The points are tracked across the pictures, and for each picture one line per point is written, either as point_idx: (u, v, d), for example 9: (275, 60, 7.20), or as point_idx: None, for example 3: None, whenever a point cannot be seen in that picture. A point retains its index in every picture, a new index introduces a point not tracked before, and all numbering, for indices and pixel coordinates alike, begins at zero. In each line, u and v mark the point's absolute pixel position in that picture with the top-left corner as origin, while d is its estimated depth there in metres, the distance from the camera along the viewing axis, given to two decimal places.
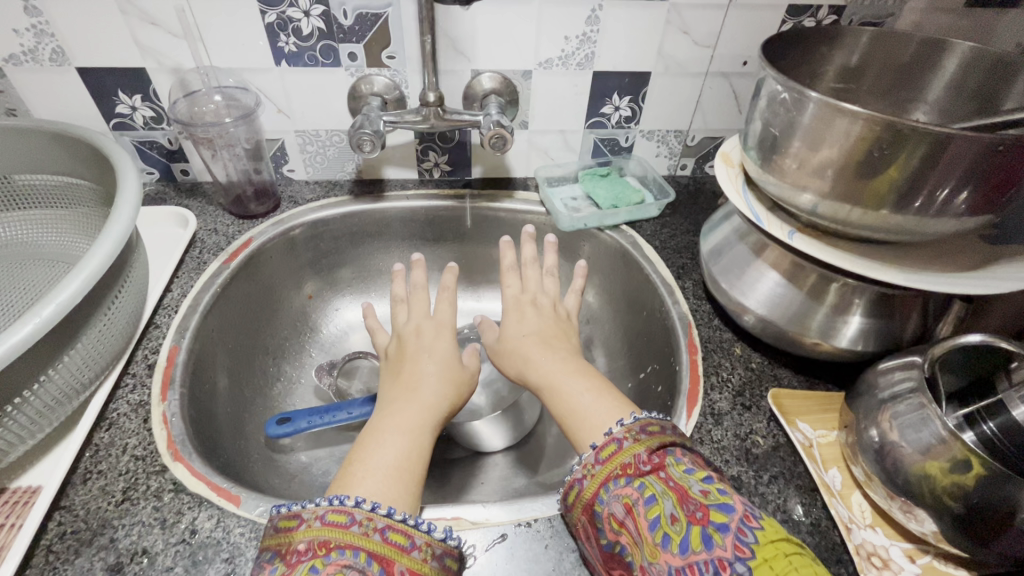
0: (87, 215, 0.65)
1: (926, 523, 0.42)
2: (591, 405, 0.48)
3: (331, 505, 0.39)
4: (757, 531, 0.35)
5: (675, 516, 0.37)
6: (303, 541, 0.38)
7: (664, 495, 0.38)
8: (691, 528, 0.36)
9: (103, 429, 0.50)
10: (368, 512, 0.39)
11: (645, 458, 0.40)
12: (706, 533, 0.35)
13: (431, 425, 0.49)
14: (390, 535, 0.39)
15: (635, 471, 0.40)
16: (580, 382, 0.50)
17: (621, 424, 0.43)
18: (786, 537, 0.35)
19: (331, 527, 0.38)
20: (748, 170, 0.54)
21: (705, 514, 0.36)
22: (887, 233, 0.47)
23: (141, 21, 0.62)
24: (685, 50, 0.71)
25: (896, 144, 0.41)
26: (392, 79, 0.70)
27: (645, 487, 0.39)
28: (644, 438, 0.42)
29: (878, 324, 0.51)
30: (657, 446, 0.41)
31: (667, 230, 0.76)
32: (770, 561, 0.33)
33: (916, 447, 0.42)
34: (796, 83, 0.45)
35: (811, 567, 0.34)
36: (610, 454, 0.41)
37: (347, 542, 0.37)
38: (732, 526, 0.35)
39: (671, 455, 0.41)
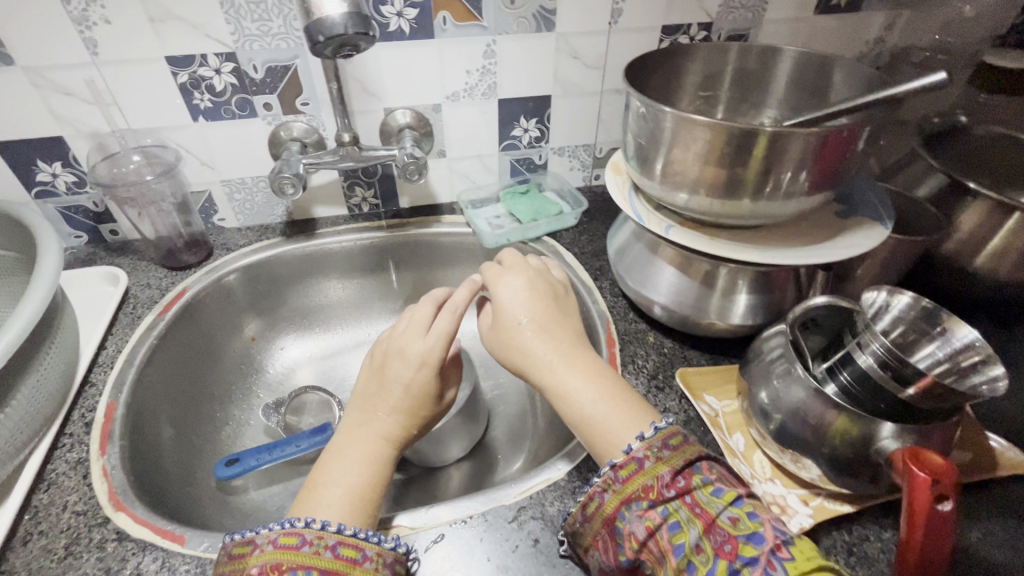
0: (12, 284, 0.65)
1: (812, 468, 0.47)
2: (604, 416, 0.47)
3: (282, 528, 0.42)
4: (787, 563, 0.36)
5: (700, 545, 0.38)
6: (257, 566, 0.40)
7: (690, 524, 0.39)
8: (718, 561, 0.37)
9: (42, 490, 0.50)
10: (317, 530, 0.42)
11: (671, 482, 0.41)
12: (733, 567, 0.36)
13: (388, 458, 0.51)
14: (341, 550, 0.41)
15: (660, 496, 0.40)
16: (588, 383, 0.49)
17: (643, 439, 0.43)
18: (817, 565, 0.36)
19: (283, 550, 0.40)
20: (632, 176, 0.60)
21: (732, 548, 0.37)
22: (749, 218, 0.54)
23: (53, 92, 0.65)
24: (578, 72, 0.78)
25: (736, 142, 0.47)
26: (310, 124, 0.74)
27: (669, 513, 0.40)
28: (668, 457, 0.42)
29: (761, 299, 0.58)
30: (682, 467, 0.42)
31: (585, 237, 0.82)
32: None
33: (794, 402, 0.47)
34: (651, 99, 0.51)
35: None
36: (633, 474, 0.42)
37: (299, 563, 0.40)
38: (761, 560, 0.36)
39: (697, 476, 0.41)
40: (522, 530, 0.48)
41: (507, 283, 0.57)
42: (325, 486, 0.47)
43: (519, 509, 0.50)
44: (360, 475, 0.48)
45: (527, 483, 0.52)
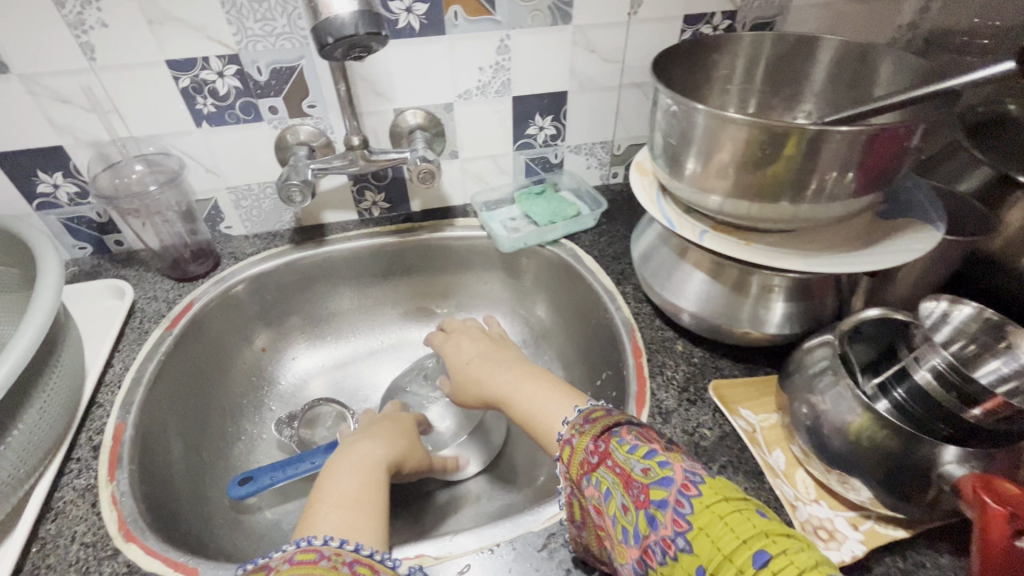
0: (15, 301, 0.63)
1: (862, 491, 0.44)
2: (539, 406, 0.50)
3: (297, 547, 0.38)
4: (694, 501, 0.35)
5: (627, 505, 0.38)
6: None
7: (614, 486, 0.39)
8: (640, 513, 0.36)
9: (49, 520, 0.48)
10: (335, 547, 0.38)
11: (591, 450, 0.41)
12: (651, 515, 0.36)
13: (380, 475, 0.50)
14: (359, 568, 0.38)
15: (587, 467, 0.41)
16: (530, 386, 0.53)
17: (566, 423, 0.45)
18: (726, 498, 0.35)
19: (299, 565, 0.37)
20: (659, 177, 0.57)
21: (646, 496, 0.37)
22: (792, 222, 0.50)
23: (51, 100, 0.62)
24: (596, 67, 0.74)
25: (777, 142, 0.44)
26: (317, 127, 0.71)
27: (599, 482, 0.40)
28: (589, 429, 0.43)
29: (799, 306, 0.54)
30: (600, 433, 0.42)
31: (605, 238, 0.79)
32: (707, 530, 0.34)
33: (840, 419, 0.44)
34: (683, 96, 0.48)
35: (753, 522, 0.33)
36: (568, 458, 0.43)
37: (317, 575, 0.36)
38: (671, 500, 0.36)
39: (614, 437, 0.41)
40: (552, 560, 0.46)
41: (461, 340, 0.67)
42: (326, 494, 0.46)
43: (549, 535, 0.47)
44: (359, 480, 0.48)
45: (555, 506, 0.49)
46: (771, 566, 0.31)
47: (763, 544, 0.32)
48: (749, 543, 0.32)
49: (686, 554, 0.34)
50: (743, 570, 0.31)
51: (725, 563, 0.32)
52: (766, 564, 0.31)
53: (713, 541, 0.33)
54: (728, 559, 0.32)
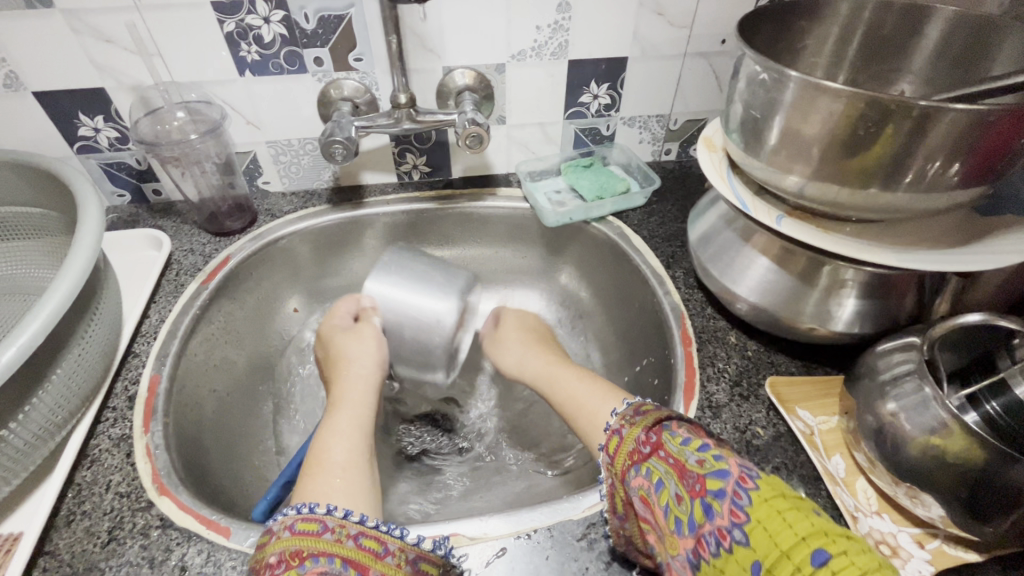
0: (56, 245, 0.62)
1: (934, 508, 0.41)
2: (586, 393, 0.50)
3: (299, 514, 0.38)
4: (752, 493, 0.32)
5: (680, 496, 0.35)
6: (274, 554, 0.36)
7: (668, 477, 0.36)
8: (694, 504, 0.33)
9: (85, 467, 0.48)
10: (339, 518, 0.38)
11: (644, 440, 0.39)
12: (706, 504, 0.33)
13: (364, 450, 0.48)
14: (365, 540, 0.38)
15: (638, 458, 0.39)
16: (575, 378, 0.53)
17: (615, 414, 0.43)
18: (783, 492, 0.32)
19: (303, 536, 0.37)
20: (732, 154, 0.52)
21: (702, 485, 0.34)
22: (884, 213, 0.45)
23: (95, 39, 0.60)
24: (661, 32, 0.69)
25: (880, 120, 0.39)
26: (362, 82, 0.68)
27: (651, 472, 0.37)
28: (640, 420, 0.41)
29: (873, 305, 0.50)
30: (652, 424, 0.40)
31: (655, 219, 0.74)
32: (764, 523, 0.30)
33: (918, 430, 0.40)
34: (774, 63, 0.43)
35: (811, 521, 0.29)
36: (615, 449, 0.41)
37: (321, 549, 0.36)
38: (727, 491, 0.33)
39: (666, 429, 0.39)
40: (592, 550, 0.44)
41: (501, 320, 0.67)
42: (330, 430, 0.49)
43: (589, 525, 0.45)
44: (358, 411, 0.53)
45: (596, 496, 0.47)
46: (831, 565, 0.27)
47: (822, 542, 0.28)
48: (808, 540, 0.28)
49: (741, 547, 0.30)
50: (800, 570, 0.28)
51: (781, 561, 0.28)
52: (826, 564, 0.27)
53: (771, 535, 0.29)
54: (787, 555, 0.28)
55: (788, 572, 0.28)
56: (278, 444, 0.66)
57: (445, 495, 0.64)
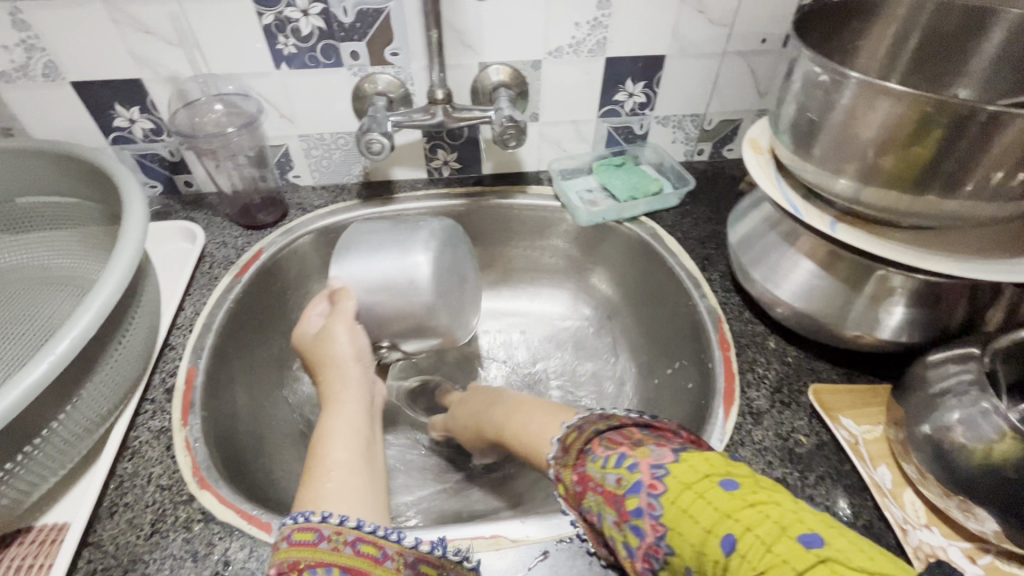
0: (92, 236, 0.62)
1: (987, 523, 0.40)
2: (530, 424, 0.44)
3: (296, 523, 0.36)
4: (662, 499, 0.30)
5: (616, 522, 0.32)
6: (272, 569, 0.35)
7: (601, 506, 0.33)
8: (626, 528, 0.31)
9: (126, 459, 0.48)
10: (335, 525, 0.36)
11: (574, 478, 0.36)
12: (632, 526, 0.31)
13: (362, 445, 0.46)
14: (362, 546, 0.36)
15: (577, 498, 0.36)
16: (524, 410, 0.47)
17: (550, 459, 0.39)
18: (699, 477, 0.30)
19: (299, 547, 0.35)
20: (781, 156, 0.51)
21: (625, 508, 0.31)
22: (944, 221, 0.44)
23: (135, 30, 0.60)
24: (701, 30, 0.68)
25: (946, 125, 0.38)
26: (397, 77, 0.68)
27: (589, 505, 0.35)
28: (567, 457, 0.37)
29: (923, 313, 0.49)
30: (576, 455, 0.37)
31: (688, 220, 0.74)
32: (679, 528, 0.28)
33: (976, 444, 0.40)
34: (834, 64, 0.42)
35: (715, 503, 0.28)
36: (563, 493, 0.37)
37: (317, 560, 0.35)
38: (644, 506, 0.30)
39: (587, 454, 0.36)
40: None
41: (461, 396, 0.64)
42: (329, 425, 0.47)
43: None
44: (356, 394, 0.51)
45: None
46: (739, 549, 0.26)
47: (728, 526, 0.27)
48: (715, 530, 0.27)
49: (673, 557, 0.29)
50: (720, 564, 0.26)
51: (705, 561, 0.27)
52: (735, 548, 0.26)
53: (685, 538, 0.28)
54: (703, 553, 0.27)
55: (712, 569, 0.27)
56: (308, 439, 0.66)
57: (475, 493, 0.64)
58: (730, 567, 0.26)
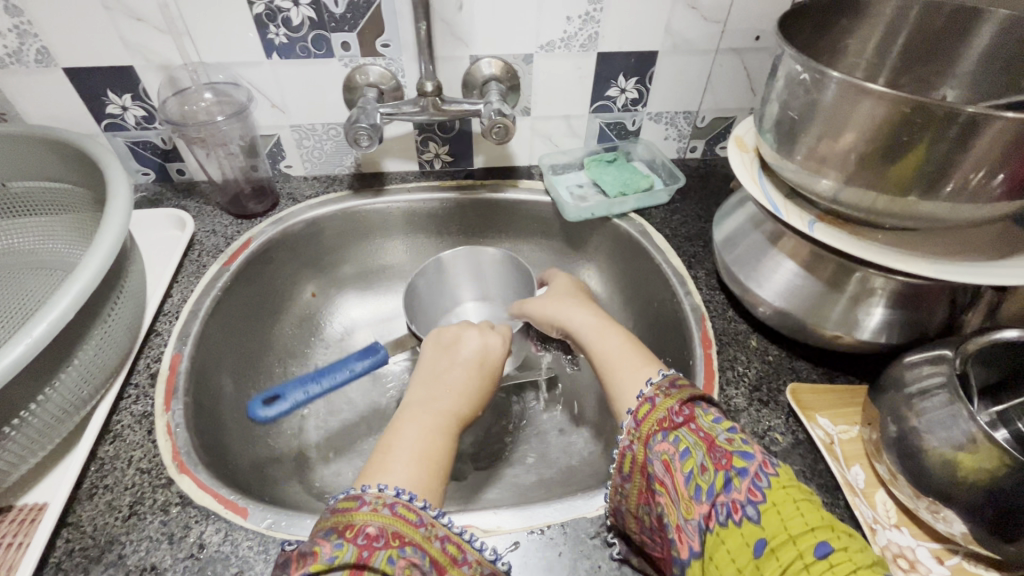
0: (84, 221, 0.63)
1: (955, 524, 0.40)
2: (620, 358, 0.49)
3: (400, 498, 0.37)
4: (771, 477, 0.34)
5: (704, 466, 0.36)
6: (372, 525, 0.35)
7: (695, 446, 0.37)
8: (717, 474, 0.35)
9: (107, 442, 0.49)
10: (433, 516, 0.37)
11: (676, 411, 0.39)
12: (727, 478, 0.34)
13: (442, 471, 0.42)
14: (449, 545, 0.36)
15: (668, 425, 0.39)
16: (622, 342, 0.51)
17: (651, 384, 0.42)
18: (800, 484, 0.34)
19: (402, 521, 0.35)
20: (765, 155, 0.51)
21: (729, 460, 0.35)
22: (924, 223, 0.44)
23: (126, 17, 0.60)
24: (694, 27, 0.67)
25: (925, 126, 0.38)
26: (388, 69, 0.68)
27: (680, 441, 0.37)
28: (675, 393, 0.40)
29: (902, 315, 0.49)
30: (688, 398, 0.40)
31: (678, 217, 0.74)
32: (779, 506, 0.32)
33: (946, 445, 0.40)
34: (815, 63, 0.42)
35: (820, 514, 0.32)
36: (644, 414, 0.40)
37: (418, 541, 0.35)
38: (751, 471, 0.34)
39: (698, 405, 0.40)
40: (607, 548, 0.44)
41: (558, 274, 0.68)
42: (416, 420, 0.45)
43: (602, 524, 0.45)
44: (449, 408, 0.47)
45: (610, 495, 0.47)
46: (832, 557, 0.29)
47: (828, 536, 0.30)
48: (815, 531, 0.31)
49: (751, 524, 0.32)
50: (803, 556, 0.30)
51: (788, 543, 0.31)
52: (828, 556, 0.29)
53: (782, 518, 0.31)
54: (793, 540, 0.31)
55: (791, 556, 0.30)
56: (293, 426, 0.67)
57: (456, 484, 0.64)
58: (816, 564, 0.29)
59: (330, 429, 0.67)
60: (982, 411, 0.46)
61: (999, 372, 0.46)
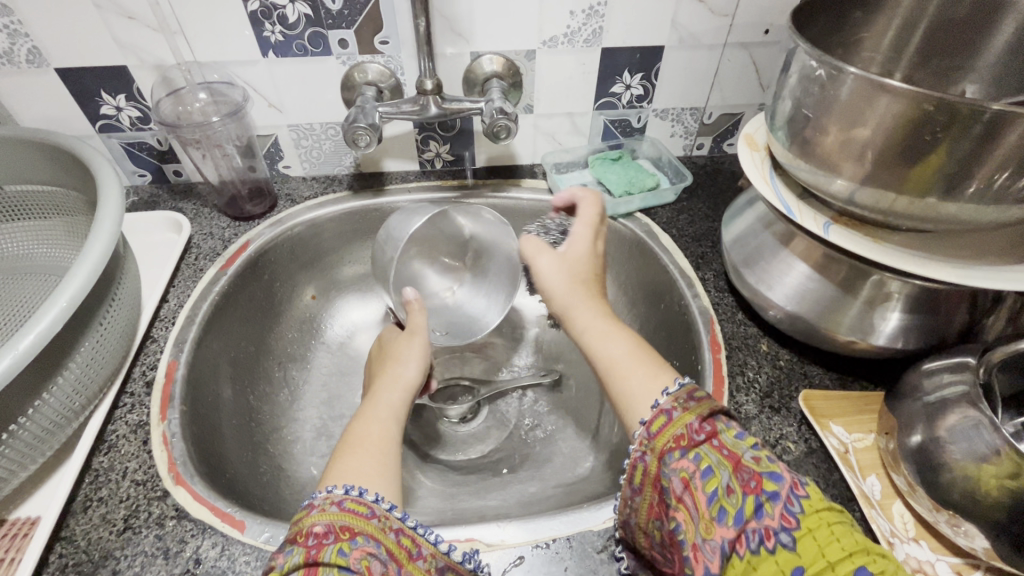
0: (78, 225, 0.62)
1: (977, 540, 0.39)
2: (621, 354, 0.45)
3: (349, 493, 0.36)
4: (804, 501, 0.32)
5: (730, 487, 0.33)
6: (319, 524, 0.34)
7: (719, 466, 0.34)
8: (746, 498, 0.32)
9: (102, 453, 0.48)
10: (385, 509, 0.36)
11: (696, 427, 0.36)
12: (759, 502, 0.32)
13: (394, 450, 0.43)
14: (403, 538, 0.36)
15: (687, 442, 0.36)
16: (619, 335, 0.46)
17: (667, 392, 0.39)
18: (833, 506, 0.32)
19: (351, 514, 0.35)
20: (776, 154, 0.49)
21: (758, 483, 0.33)
22: (944, 225, 0.42)
23: (118, 15, 0.59)
24: (701, 20, 0.65)
25: (948, 126, 0.36)
26: (387, 66, 0.66)
27: (701, 459, 0.35)
28: (694, 406, 0.38)
29: (920, 319, 0.47)
30: (708, 412, 0.37)
31: (685, 217, 0.72)
32: (815, 532, 0.30)
33: (968, 458, 0.38)
34: (831, 58, 0.40)
35: (856, 538, 0.31)
36: (660, 427, 0.37)
37: (369, 532, 0.35)
38: (783, 495, 0.32)
39: (718, 420, 0.37)
40: (614, 563, 0.42)
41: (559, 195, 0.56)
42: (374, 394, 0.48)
43: (609, 537, 0.44)
44: (404, 379, 0.50)
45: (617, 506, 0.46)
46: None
47: (864, 561, 0.29)
48: (853, 558, 0.29)
49: (786, 551, 0.30)
50: None
51: (826, 570, 0.29)
52: None
53: (819, 544, 0.30)
54: (832, 567, 0.29)
55: None
56: (293, 432, 0.66)
57: (459, 491, 0.63)
58: None
59: (331, 435, 0.66)
60: (1005, 422, 0.45)
61: (1020, 381, 0.45)
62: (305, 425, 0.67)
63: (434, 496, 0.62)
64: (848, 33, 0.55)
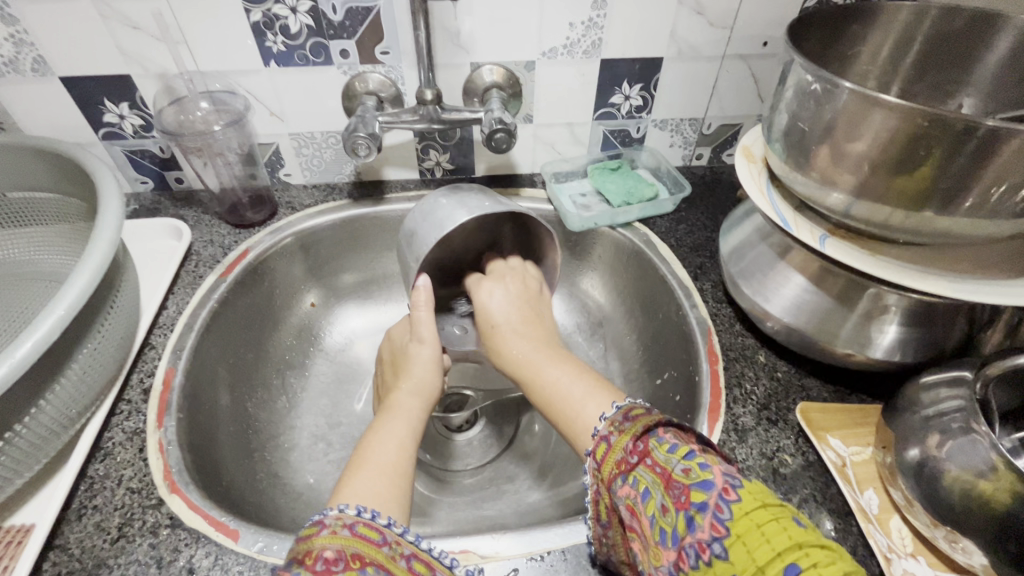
0: (79, 233, 0.62)
1: (974, 556, 0.38)
2: (579, 394, 0.43)
3: (361, 515, 0.36)
4: (733, 506, 0.31)
5: (665, 506, 0.33)
6: (331, 549, 0.33)
7: (653, 486, 0.34)
8: (678, 516, 0.32)
9: (98, 460, 0.48)
10: (397, 534, 0.36)
11: (631, 449, 0.36)
12: (688, 517, 0.31)
13: (407, 474, 0.42)
14: (416, 563, 0.36)
15: (624, 467, 0.36)
16: (554, 372, 0.46)
17: (604, 418, 0.39)
18: (765, 502, 0.31)
19: (362, 540, 0.35)
20: (773, 167, 0.50)
21: (686, 497, 0.32)
22: (939, 239, 0.42)
23: (121, 25, 0.59)
24: (700, 32, 0.66)
25: (942, 141, 0.36)
26: (388, 76, 0.66)
27: (638, 482, 0.35)
28: (629, 428, 0.38)
29: (916, 332, 0.47)
30: (641, 431, 0.37)
31: (683, 227, 0.72)
32: (744, 538, 0.29)
33: (966, 472, 0.38)
34: (827, 73, 0.40)
35: (788, 533, 0.29)
36: (602, 456, 0.37)
37: (378, 561, 0.34)
38: (711, 504, 0.31)
39: (653, 436, 0.36)
40: None
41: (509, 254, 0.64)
42: (386, 411, 0.48)
43: None
44: (421, 393, 0.50)
45: None
46: None
47: (795, 556, 0.28)
48: (783, 556, 0.28)
49: (721, 562, 0.29)
50: None
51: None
52: None
53: (747, 549, 0.29)
54: (762, 571, 0.28)
55: None
56: (290, 439, 0.66)
57: (456, 501, 0.63)
58: None
59: (329, 442, 0.67)
60: (1003, 437, 0.45)
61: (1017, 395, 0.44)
62: (302, 432, 0.67)
63: (431, 506, 0.62)
64: (845, 46, 0.56)
